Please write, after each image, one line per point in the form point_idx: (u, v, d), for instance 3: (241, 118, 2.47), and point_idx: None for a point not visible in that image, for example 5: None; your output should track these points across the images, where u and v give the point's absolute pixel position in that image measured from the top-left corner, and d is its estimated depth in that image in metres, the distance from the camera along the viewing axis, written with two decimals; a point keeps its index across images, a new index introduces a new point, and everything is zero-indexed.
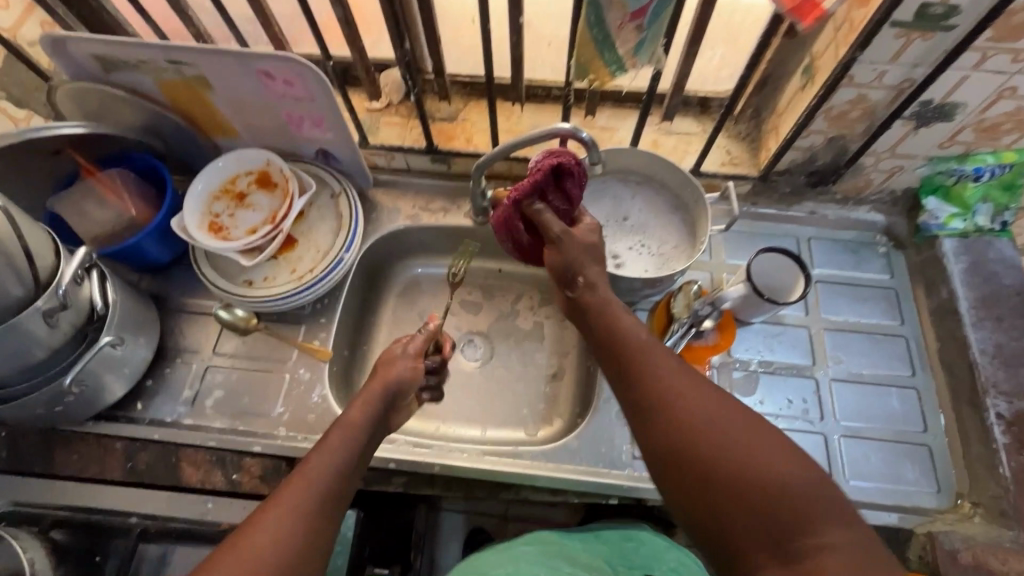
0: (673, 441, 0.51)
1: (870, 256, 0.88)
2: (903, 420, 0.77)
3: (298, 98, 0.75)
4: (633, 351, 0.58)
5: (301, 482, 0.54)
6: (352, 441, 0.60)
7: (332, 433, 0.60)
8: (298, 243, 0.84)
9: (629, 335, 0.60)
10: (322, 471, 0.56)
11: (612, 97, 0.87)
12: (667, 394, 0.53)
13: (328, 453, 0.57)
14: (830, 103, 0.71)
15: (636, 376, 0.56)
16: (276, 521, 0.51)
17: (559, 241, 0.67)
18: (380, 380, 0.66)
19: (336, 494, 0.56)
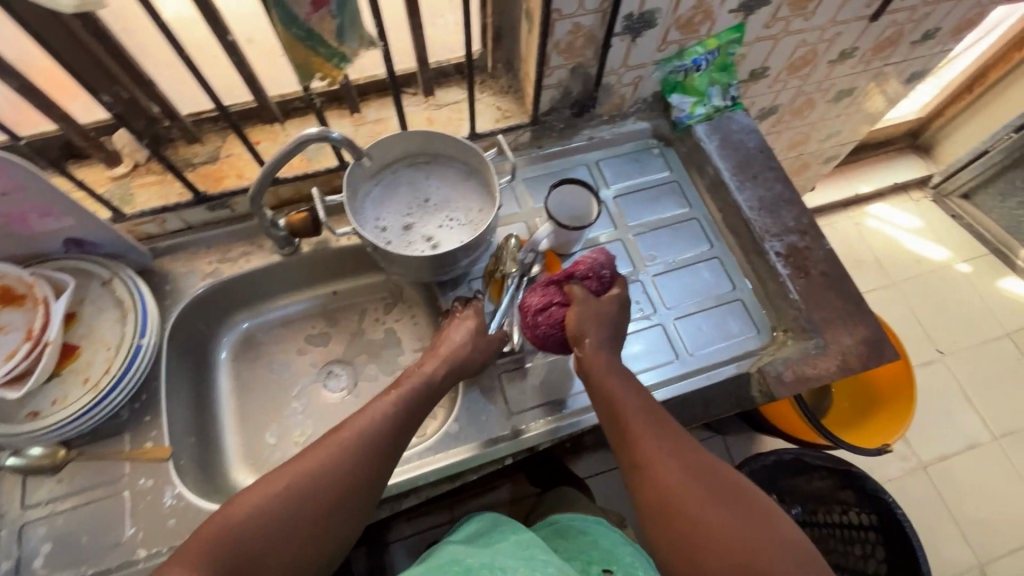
0: (660, 502, 0.56)
1: (649, 159, 0.98)
2: (716, 285, 0.89)
3: (2, 191, 0.64)
4: (629, 418, 0.62)
5: (298, 470, 0.56)
6: (385, 419, 0.62)
7: (363, 415, 0.61)
8: (81, 348, 0.73)
9: (630, 401, 0.64)
10: (338, 455, 0.57)
11: (370, 89, 0.86)
12: (662, 462, 0.59)
13: (316, 456, 0.57)
14: (554, 37, 0.76)
15: (629, 438, 0.61)
16: (272, 500, 0.54)
17: (582, 303, 0.71)
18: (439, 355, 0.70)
19: (347, 475, 0.57)
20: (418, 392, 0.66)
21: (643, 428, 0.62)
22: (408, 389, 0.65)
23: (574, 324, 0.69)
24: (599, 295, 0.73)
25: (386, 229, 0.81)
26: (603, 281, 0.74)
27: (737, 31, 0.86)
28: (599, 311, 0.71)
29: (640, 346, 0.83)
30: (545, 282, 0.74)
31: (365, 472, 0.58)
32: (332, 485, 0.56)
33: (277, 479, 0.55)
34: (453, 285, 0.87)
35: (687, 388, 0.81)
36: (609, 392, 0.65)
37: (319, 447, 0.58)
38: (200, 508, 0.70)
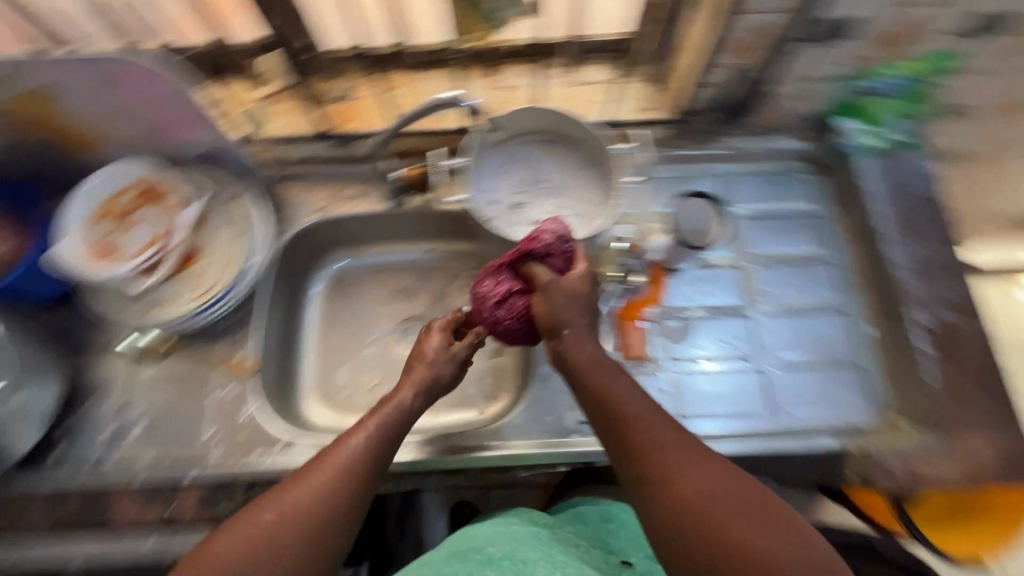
0: (678, 531, 0.49)
1: (792, 185, 0.87)
2: (835, 343, 0.79)
3: (163, 97, 0.68)
4: (632, 424, 0.55)
5: (256, 529, 0.51)
6: (354, 452, 0.56)
7: (329, 454, 0.56)
8: (201, 256, 0.78)
9: (628, 401, 0.56)
10: (302, 503, 0.52)
11: (512, 54, 0.83)
12: (679, 482, 0.51)
13: (271, 512, 0.52)
14: (729, 33, 0.68)
15: (631, 450, 0.54)
16: (229, 565, 0.49)
17: (544, 290, 0.63)
18: (419, 363, 0.66)
19: (319, 518, 0.52)
20: (396, 422, 0.60)
21: (653, 436, 0.54)
22: (375, 421, 0.60)
23: (552, 312, 0.61)
24: (564, 273, 0.65)
25: (494, 203, 0.78)
26: (557, 263, 0.65)
27: (944, 57, 0.70)
28: (573, 295, 0.62)
29: (731, 388, 0.76)
30: (495, 267, 0.68)
31: (339, 508, 0.53)
32: (301, 534, 0.51)
33: (235, 540, 0.51)
34: None
35: (776, 448, 0.72)
36: (608, 394, 0.57)
37: (276, 497, 0.53)
38: (271, 428, 0.75)
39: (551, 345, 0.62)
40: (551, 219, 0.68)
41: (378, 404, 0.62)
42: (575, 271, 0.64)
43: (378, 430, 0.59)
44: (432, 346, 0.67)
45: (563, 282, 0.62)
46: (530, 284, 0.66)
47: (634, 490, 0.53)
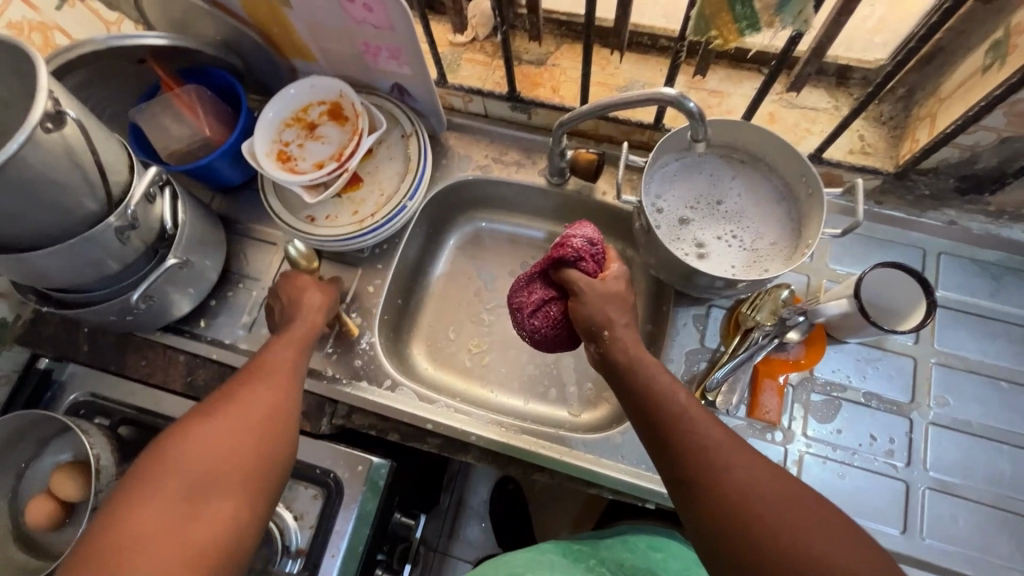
0: (717, 515, 0.48)
1: (1014, 284, 0.73)
2: (1010, 484, 0.66)
3: (378, 26, 0.68)
4: (672, 412, 0.54)
5: (181, 464, 0.52)
6: (267, 401, 0.59)
7: (237, 397, 0.58)
8: (363, 183, 0.81)
9: (666, 396, 0.55)
10: (226, 438, 0.54)
11: (730, 55, 0.74)
12: (718, 469, 0.50)
13: (154, 496, 0.49)
14: (1022, 95, 0.55)
15: (672, 441, 0.53)
16: (160, 503, 0.49)
17: (580, 295, 0.62)
18: (302, 310, 0.70)
19: (249, 453, 0.55)
20: (268, 368, 0.62)
21: (692, 419, 0.53)
22: (264, 372, 0.62)
23: (588, 311, 0.61)
24: (596, 276, 0.64)
25: (661, 212, 0.72)
26: (595, 263, 0.64)
27: None
28: (609, 300, 0.62)
29: (865, 490, 0.67)
30: (529, 274, 0.67)
31: (267, 444, 0.56)
32: (231, 467, 0.53)
33: (165, 479, 0.51)
34: (692, 300, 0.77)
35: None
36: (639, 376, 0.57)
37: (199, 429, 0.54)
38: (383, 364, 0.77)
39: (598, 347, 0.61)
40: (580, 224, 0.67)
41: (258, 358, 0.64)
42: (611, 271, 0.64)
43: (269, 378, 0.61)
44: (315, 299, 0.71)
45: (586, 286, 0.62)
46: (567, 291, 0.65)
47: (670, 474, 0.52)
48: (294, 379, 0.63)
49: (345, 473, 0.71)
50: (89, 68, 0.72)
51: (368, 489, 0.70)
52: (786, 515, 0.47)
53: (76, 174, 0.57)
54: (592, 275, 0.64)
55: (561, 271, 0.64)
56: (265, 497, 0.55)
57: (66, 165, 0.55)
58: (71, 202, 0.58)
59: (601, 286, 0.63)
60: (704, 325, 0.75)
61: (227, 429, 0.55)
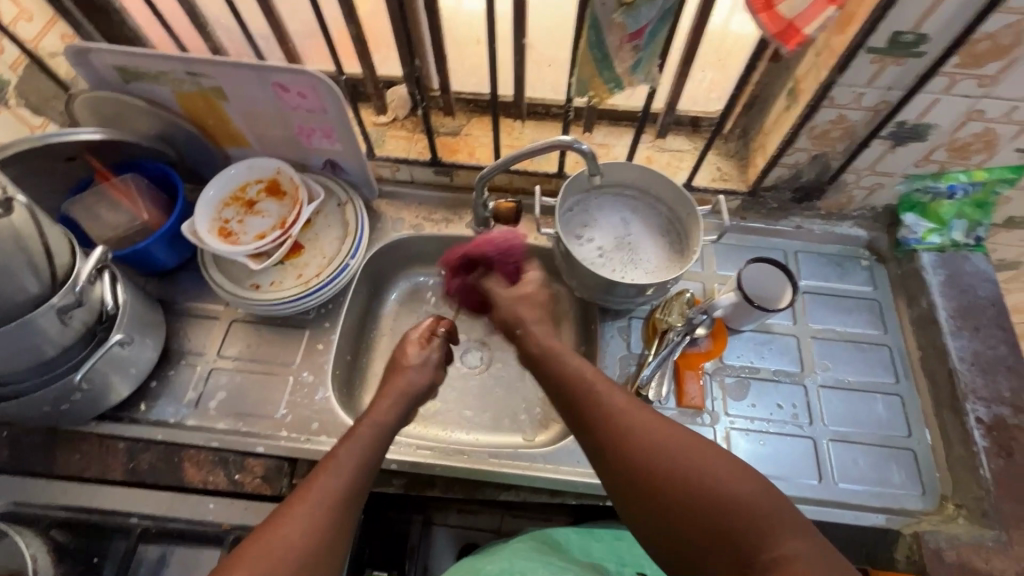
0: (628, 478, 0.55)
1: (853, 268, 0.92)
2: (888, 424, 0.80)
3: (310, 110, 0.78)
4: (568, 366, 0.65)
5: (269, 555, 0.51)
6: (348, 470, 0.59)
7: (319, 479, 0.57)
8: (304, 249, 0.87)
9: (560, 353, 0.67)
10: (309, 526, 0.54)
11: (609, 116, 0.92)
12: (617, 415, 0.58)
13: (294, 523, 0.53)
14: (813, 122, 0.76)
15: (566, 381, 0.64)
16: (284, 541, 0.52)
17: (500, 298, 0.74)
18: (402, 375, 0.70)
19: (322, 542, 0.54)
20: (351, 440, 0.62)
21: (609, 398, 0.60)
22: (356, 440, 0.61)
23: (555, 351, 0.67)
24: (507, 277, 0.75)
25: (581, 246, 0.85)
26: (509, 268, 0.75)
27: (1016, 171, 0.78)
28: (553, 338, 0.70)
29: (781, 450, 0.78)
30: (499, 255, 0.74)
31: (336, 531, 0.55)
32: (305, 561, 0.52)
33: (294, 505, 0.55)
34: (614, 315, 0.88)
35: (821, 516, 0.74)
36: (564, 360, 0.66)
37: (289, 513, 0.54)
38: (338, 415, 0.79)
39: (519, 345, 0.71)
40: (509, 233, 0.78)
41: (356, 423, 0.64)
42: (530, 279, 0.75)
43: (347, 448, 0.61)
44: (416, 365, 0.72)
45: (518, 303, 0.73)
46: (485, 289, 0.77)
47: (592, 440, 0.59)
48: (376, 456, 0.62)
49: None
50: (21, 165, 0.74)
51: None
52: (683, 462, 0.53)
53: (21, 259, 0.59)
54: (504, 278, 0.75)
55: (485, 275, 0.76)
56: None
57: (11, 248, 0.57)
58: (13, 284, 0.59)
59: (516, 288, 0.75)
60: (628, 334, 0.86)
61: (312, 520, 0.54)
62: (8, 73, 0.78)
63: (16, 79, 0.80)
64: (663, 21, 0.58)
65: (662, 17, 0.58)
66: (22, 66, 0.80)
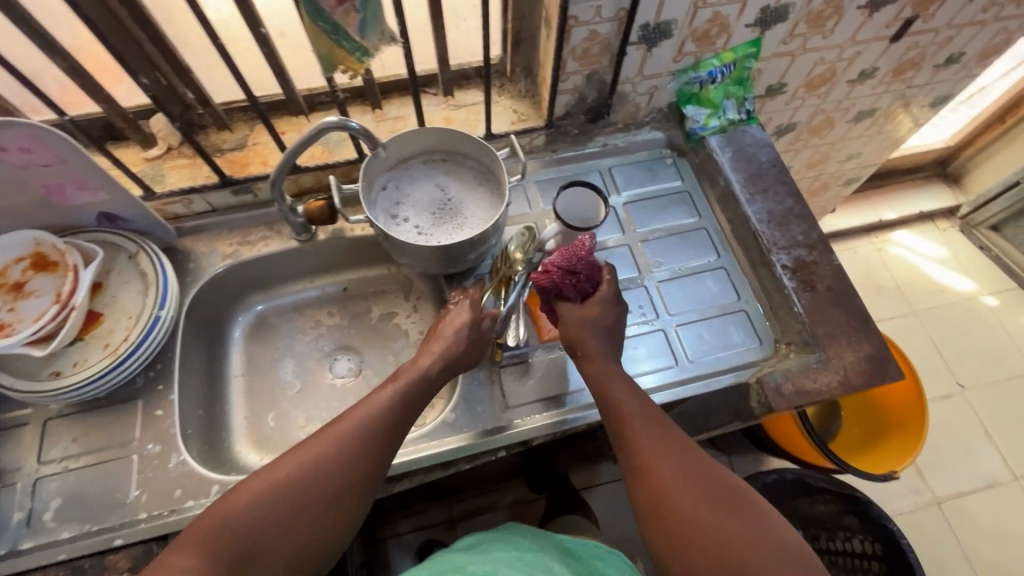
0: (651, 509, 0.61)
1: (661, 168, 1.00)
2: (720, 295, 0.89)
3: (45, 163, 0.69)
4: (620, 406, 0.68)
5: (280, 471, 0.57)
6: (375, 412, 0.63)
7: (309, 445, 0.59)
8: (104, 316, 0.77)
9: (614, 384, 0.70)
10: (319, 456, 0.58)
11: (395, 87, 0.90)
12: (653, 455, 0.63)
13: (307, 451, 0.59)
14: (571, 44, 0.79)
15: (613, 417, 0.68)
16: (293, 467, 0.57)
17: (567, 317, 0.75)
18: (438, 338, 0.73)
19: (328, 475, 0.58)
20: (351, 421, 0.62)
21: (643, 437, 0.65)
22: (403, 382, 0.67)
23: (590, 369, 0.72)
24: (579, 297, 0.75)
25: (402, 224, 0.83)
26: (582, 287, 0.75)
27: (753, 45, 0.88)
28: (605, 330, 0.74)
29: (639, 349, 0.84)
30: (563, 276, 0.73)
31: (352, 469, 0.59)
32: (307, 485, 0.57)
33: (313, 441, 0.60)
34: (461, 277, 0.89)
35: (684, 393, 0.81)
36: (608, 390, 0.70)
37: (307, 445, 0.59)
38: (201, 473, 0.73)
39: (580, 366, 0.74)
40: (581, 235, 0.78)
41: (396, 374, 0.69)
42: (596, 297, 0.75)
43: (350, 424, 0.61)
44: (463, 322, 0.74)
45: (578, 332, 0.73)
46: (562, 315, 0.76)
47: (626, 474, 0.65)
48: (387, 434, 0.63)
49: None
50: None
51: None
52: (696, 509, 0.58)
53: None
54: (572, 298, 0.75)
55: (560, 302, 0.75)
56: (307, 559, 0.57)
57: None
58: None
59: (579, 307, 0.75)
60: (478, 292, 0.88)
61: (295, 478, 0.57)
62: None
63: None
64: None
65: None
66: None
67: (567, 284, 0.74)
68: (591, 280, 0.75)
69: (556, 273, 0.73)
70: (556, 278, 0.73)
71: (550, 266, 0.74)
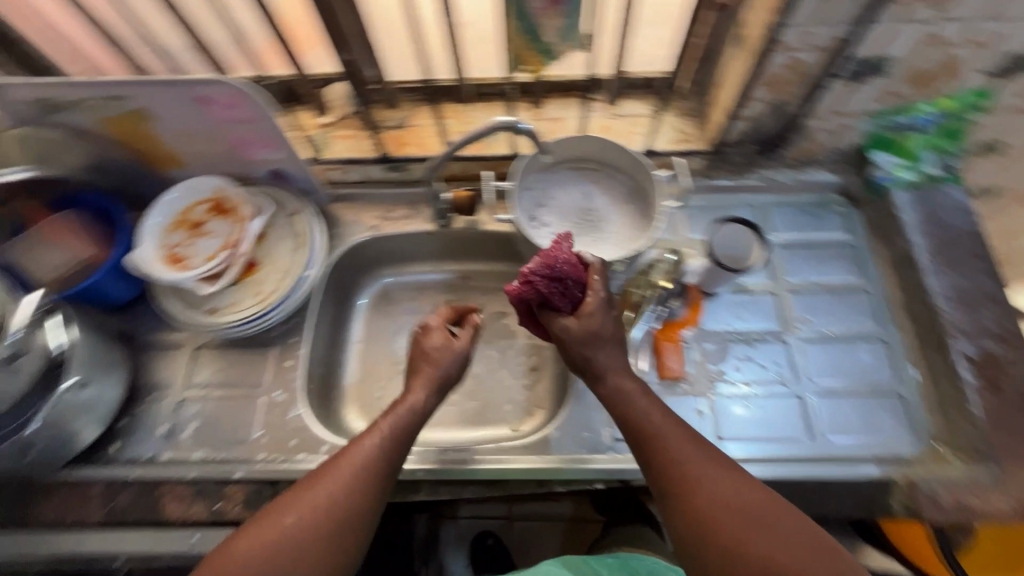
0: (694, 539, 0.55)
1: (827, 215, 0.89)
2: (875, 371, 0.79)
3: (242, 120, 0.75)
4: (648, 423, 0.62)
5: (264, 538, 0.54)
6: (356, 467, 0.60)
7: (303, 487, 0.58)
8: (260, 265, 0.84)
9: (640, 403, 0.64)
10: (301, 522, 0.56)
11: (559, 87, 0.87)
12: (700, 486, 0.57)
13: (289, 515, 0.56)
14: (767, 69, 0.72)
15: (640, 437, 0.62)
16: (274, 537, 0.55)
17: (566, 337, 0.67)
18: (426, 360, 0.71)
19: (309, 546, 0.55)
20: (343, 460, 0.60)
21: (682, 459, 0.59)
22: (382, 432, 0.63)
23: (612, 392, 0.66)
24: (574, 306, 0.68)
25: (541, 228, 0.81)
26: (573, 294, 0.67)
27: (983, 95, 0.74)
28: (608, 342, 0.67)
29: (768, 412, 0.76)
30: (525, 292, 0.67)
31: (331, 535, 0.56)
32: (292, 559, 0.54)
33: (291, 501, 0.57)
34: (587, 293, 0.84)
35: (815, 473, 0.72)
36: (633, 404, 0.64)
37: (283, 504, 0.57)
38: (316, 431, 0.78)
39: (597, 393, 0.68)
40: (557, 238, 0.69)
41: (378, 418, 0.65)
42: (588, 307, 0.67)
43: (341, 463, 0.60)
44: (437, 341, 0.73)
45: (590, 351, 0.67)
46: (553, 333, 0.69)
47: (662, 500, 0.59)
48: (382, 462, 0.61)
49: None
50: None
51: None
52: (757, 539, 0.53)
53: None
54: (565, 309, 0.67)
55: (546, 316, 0.68)
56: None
57: None
58: None
59: (576, 321, 0.67)
60: None
61: (296, 519, 0.56)
62: None
63: None
64: None
65: None
66: None
67: (553, 292, 0.66)
68: (580, 286, 0.67)
69: (539, 281, 0.66)
70: (540, 287, 0.66)
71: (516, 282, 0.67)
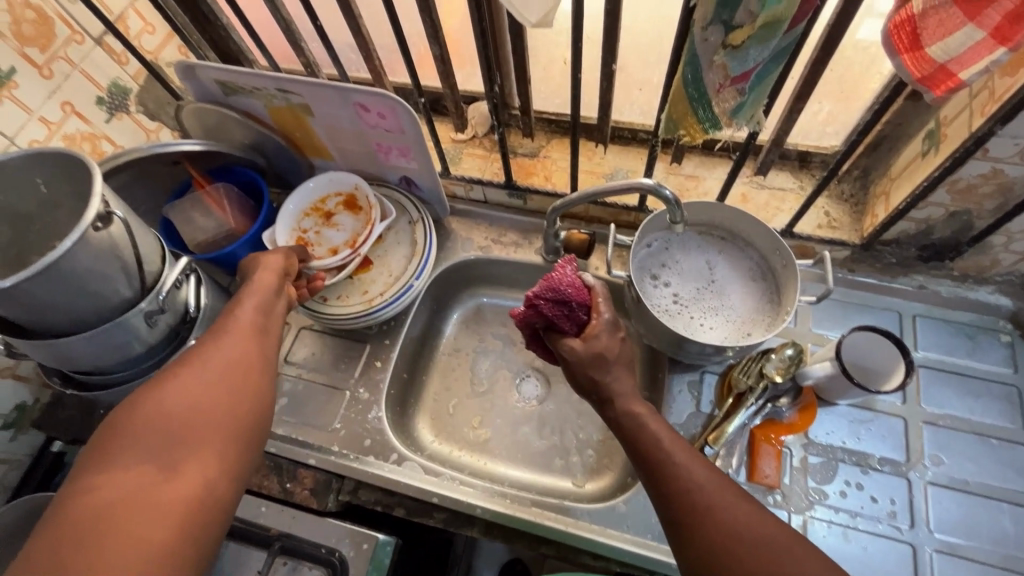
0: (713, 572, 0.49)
1: (988, 343, 0.77)
2: (1016, 544, 0.67)
3: (389, 129, 0.78)
4: (653, 440, 0.57)
5: (156, 415, 0.51)
6: (216, 350, 0.58)
7: (207, 349, 0.57)
8: (372, 266, 0.87)
9: (649, 422, 0.58)
10: (192, 394, 0.53)
11: (701, 146, 0.84)
12: (716, 510, 0.51)
13: (173, 391, 0.52)
14: (957, 175, 0.63)
15: (648, 456, 0.56)
16: (171, 407, 0.51)
17: (570, 359, 0.63)
18: (267, 270, 0.69)
19: (209, 413, 0.53)
20: (236, 331, 0.60)
21: (693, 482, 0.53)
22: (214, 329, 0.61)
23: (637, 417, 0.59)
24: (582, 330, 0.64)
25: (653, 291, 0.77)
26: (577, 317, 0.64)
27: None
28: (616, 365, 0.62)
29: (870, 554, 0.67)
30: (531, 310, 0.65)
31: (228, 404, 0.54)
32: (190, 428, 0.51)
33: (179, 378, 0.54)
34: (685, 366, 0.80)
35: None
36: (642, 424, 0.58)
37: (168, 383, 0.53)
38: (390, 438, 0.80)
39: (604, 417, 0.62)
40: (562, 263, 0.68)
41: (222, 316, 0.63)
42: (593, 326, 0.63)
43: (241, 331, 0.61)
44: (281, 260, 0.71)
45: (595, 371, 0.62)
46: (556, 355, 0.65)
47: (674, 530, 0.53)
48: (262, 338, 0.62)
49: (350, 551, 0.70)
50: (132, 169, 0.80)
51: (373, 568, 0.69)
52: (783, 562, 0.47)
53: (116, 267, 0.63)
54: (571, 331, 0.64)
55: (552, 338, 0.65)
56: (248, 448, 0.55)
57: (108, 256, 0.61)
58: (109, 290, 0.64)
59: (583, 345, 0.62)
60: (699, 391, 0.78)
61: (209, 378, 0.55)
62: (131, 82, 0.86)
63: (137, 87, 0.87)
64: (776, 61, 0.49)
65: (774, 58, 0.48)
66: (143, 76, 0.88)
67: (559, 311, 0.64)
68: (589, 308, 0.64)
69: (542, 304, 0.64)
70: (544, 303, 0.64)
71: (528, 297, 0.65)
